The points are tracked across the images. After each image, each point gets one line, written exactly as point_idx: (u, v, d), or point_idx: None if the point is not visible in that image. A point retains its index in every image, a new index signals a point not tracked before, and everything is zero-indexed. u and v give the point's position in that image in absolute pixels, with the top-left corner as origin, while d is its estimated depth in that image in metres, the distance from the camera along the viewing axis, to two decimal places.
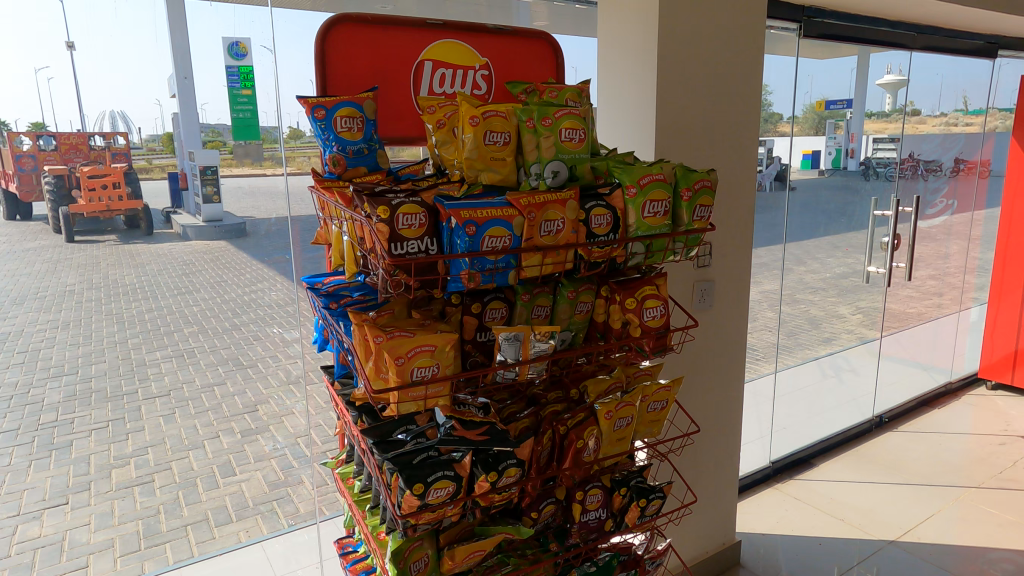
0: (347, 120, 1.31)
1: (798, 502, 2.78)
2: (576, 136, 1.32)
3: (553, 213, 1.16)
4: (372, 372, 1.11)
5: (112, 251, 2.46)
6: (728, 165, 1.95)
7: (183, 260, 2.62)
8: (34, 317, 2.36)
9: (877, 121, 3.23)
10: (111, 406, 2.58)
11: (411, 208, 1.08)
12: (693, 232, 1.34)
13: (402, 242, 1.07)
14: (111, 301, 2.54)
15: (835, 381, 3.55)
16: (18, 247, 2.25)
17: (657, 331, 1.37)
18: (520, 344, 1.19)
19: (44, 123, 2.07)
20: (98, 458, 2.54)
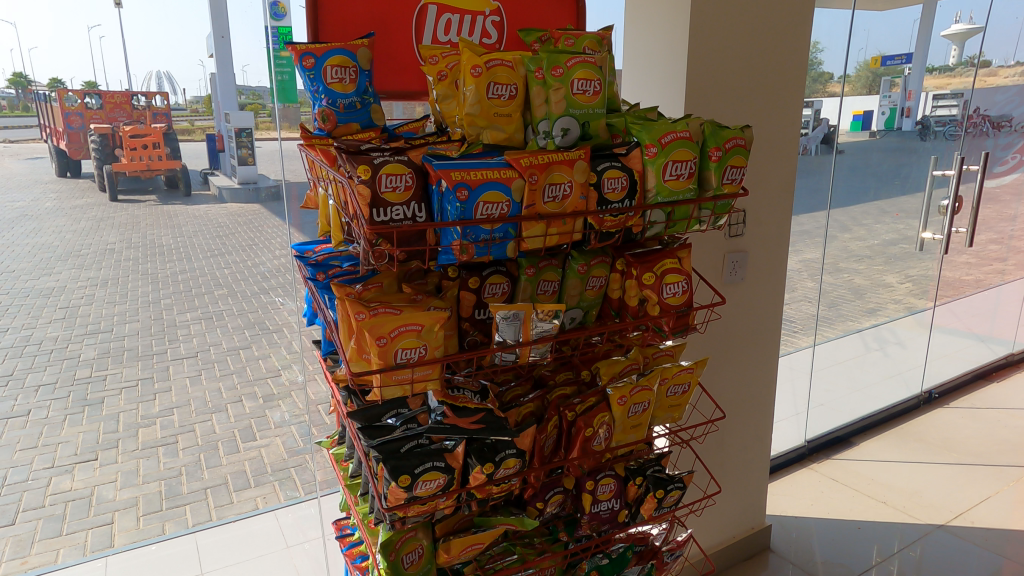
0: (338, 70, 1.17)
1: (835, 484, 2.63)
2: (591, 88, 1.16)
3: (558, 176, 1.02)
4: (354, 353, 0.99)
5: (154, 212, 2.61)
6: (766, 122, 1.76)
7: (222, 224, 2.63)
8: (76, 274, 2.44)
9: (939, 77, 2.94)
10: (142, 364, 2.63)
11: (397, 168, 0.94)
12: (722, 198, 1.18)
13: (386, 207, 0.93)
14: (148, 261, 2.61)
15: (880, 355, 3.17)
16: (65, 203, 2.40)
17: (678, 309, 1.23)
18: (521, 324, 1.07)
19: (97, 82, 2.14)
20: (126, 416, 2.53)
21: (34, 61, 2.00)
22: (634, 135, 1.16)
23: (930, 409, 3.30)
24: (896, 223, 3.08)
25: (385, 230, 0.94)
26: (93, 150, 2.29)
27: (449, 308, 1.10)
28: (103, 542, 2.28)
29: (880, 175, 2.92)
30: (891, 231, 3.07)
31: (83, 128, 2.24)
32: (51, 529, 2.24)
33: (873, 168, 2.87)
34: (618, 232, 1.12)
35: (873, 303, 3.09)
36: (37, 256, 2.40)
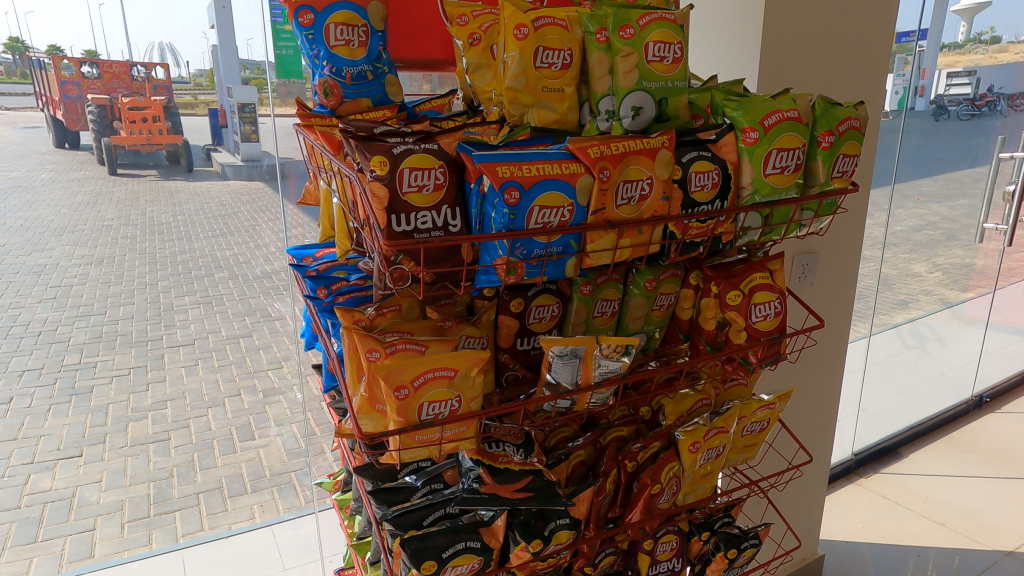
0: (344, 28, 0.91)
1: (888, 503, 2.39)
2: (670, 54, 0.89)
3: (636, 170, 0.77)
4: (365, 404, 0.75)
5: (156, 187, 2.28)
6: (848, 92, 1.41)
7: (222, 200, 2.25)
8: (71, 250, 2.12)
9: (949, 55, 2.48)
10: (135, 351, 2.26)
11: (423, 160, 0.70)
12: (829, 195, 0.93)
13: (409, 213, 0.68)
14: (146, 240, 2.24)
15: (921, 353, 2.93)
16: (62, 177, 2.08)
17: (769, 336, 0.98)
18: (581, 364, 0.82)
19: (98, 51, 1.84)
20: (114, 409, 2.17)
21: (31, 28, 1.75)
22: (725, 116, 0.90)
23: (982, 414, 3.07)
24: (914, 209, 2.65)
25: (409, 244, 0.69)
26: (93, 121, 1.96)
27: (485, 338, 0.86)
28: (81, 552, 1.97)
29: (936, 159, 2.65)
30: (911, 216, 2.65)
31: (82, 98, 1.92)
32: (25, 535, 1.94)
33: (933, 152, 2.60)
34: (703, 241, 0.86)
35: (903, 295, 2.80)
36: (28, 228, 2.03)
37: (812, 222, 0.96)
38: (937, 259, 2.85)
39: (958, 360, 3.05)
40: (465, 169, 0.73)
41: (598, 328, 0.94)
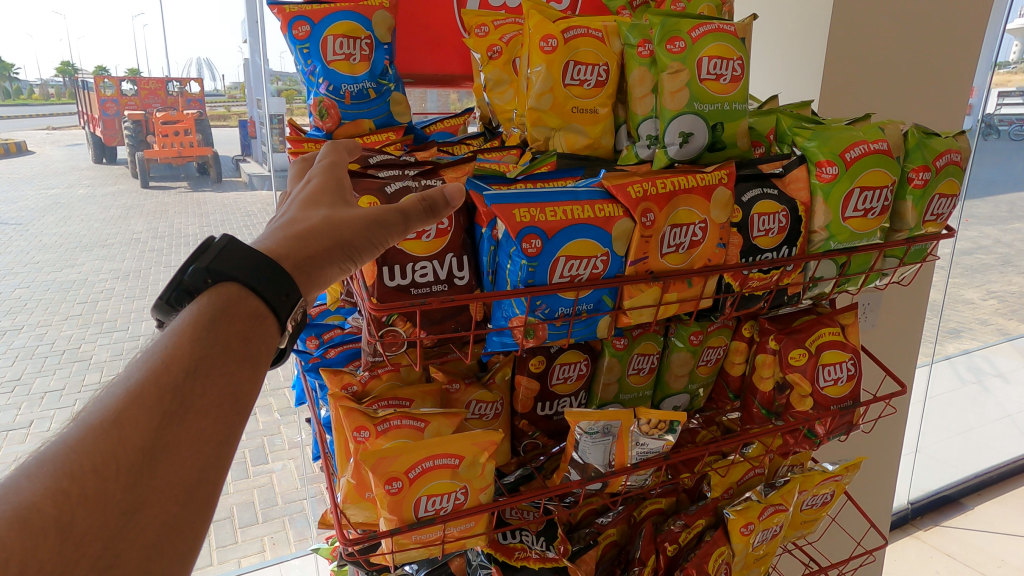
0: (344, 41, 0.78)
1: (953, 563, 2.03)
2: (729, 71, 0.74)
3: (686, 213, 0.62)
4: (352, 493, 0.63)
5: (183, 198, 1.46)
6: (919, 112, 1.23)
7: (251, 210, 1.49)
8: (99, 263, 1.41)
9: None
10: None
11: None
12: (918, 241, 0.80)
13: (405, 264, 0.55)
14: (173, 253, 1.45)
15: (978, 389, 2.64)
16: (99, 191, 1.43)
17: (841, 404, 0.82)
18: (615, 442, 0.68)
19: (141, 68, 1.28)
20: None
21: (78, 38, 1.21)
22: (796, 146, 0.75)
23: None
24: (964, 230, 2.46)
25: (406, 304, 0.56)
26: (126, 136, 1.36)
27: (498, 403, 0.73)
28: None
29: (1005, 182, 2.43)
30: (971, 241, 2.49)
31: (121, 115, 1.33)
32: None
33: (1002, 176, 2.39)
34: (766, 293, 0.71)
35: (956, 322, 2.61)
36: (59, 244, 1.40)
37: (896, 270, 0.82)
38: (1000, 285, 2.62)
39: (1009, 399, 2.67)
40: (474, 210, 0.60)
41: (633, 388, 0.79)
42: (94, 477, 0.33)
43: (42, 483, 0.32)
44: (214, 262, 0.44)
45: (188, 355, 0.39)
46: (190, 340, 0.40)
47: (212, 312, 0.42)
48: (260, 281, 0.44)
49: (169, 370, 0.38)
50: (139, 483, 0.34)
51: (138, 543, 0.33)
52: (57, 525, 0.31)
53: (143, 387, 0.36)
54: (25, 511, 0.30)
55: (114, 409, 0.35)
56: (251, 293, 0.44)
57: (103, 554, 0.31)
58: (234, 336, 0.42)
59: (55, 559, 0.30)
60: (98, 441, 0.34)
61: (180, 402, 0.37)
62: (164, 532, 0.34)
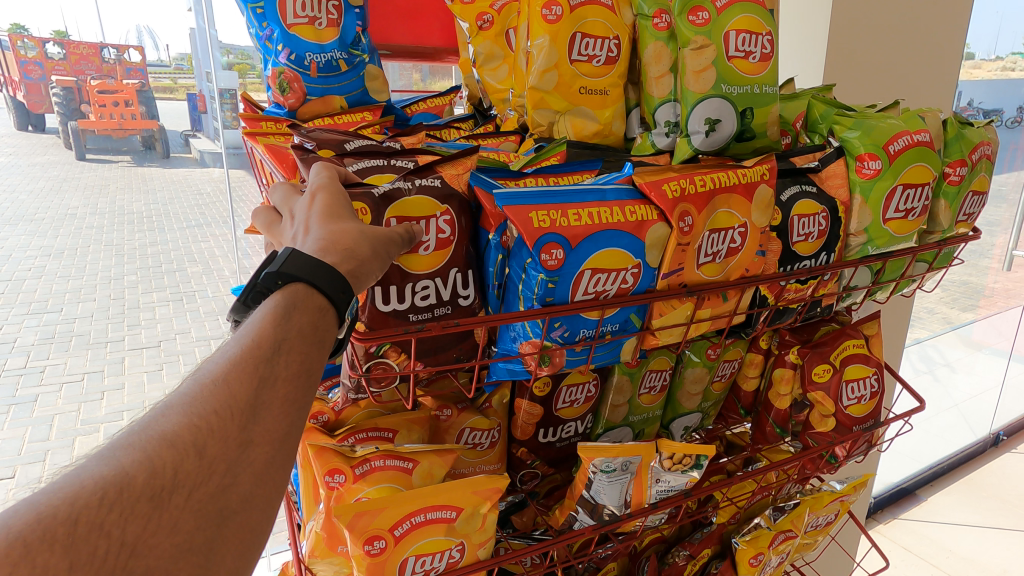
0: (307, 1, 0.65)
1: (912, 557, 1.94)
2: (758, 48, 0.64)
3: (724, 217, 0.53)
4: (321, 544, 0.51)
5: (128, 172, 1.29)
6: (911, 97, 1.14)
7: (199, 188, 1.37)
8: (25, 238, 1.20)
9: (1003, 65, 2.23)
10: (93, 354, 1.22)
11: (421, 205, 0.46)
12: (950, 244, 0.72)
13: (403, 283, 0.45)
14: (115, 230, 1.28)
15: (930, 379, 2.60)
16: (24, 162, 1.19)
17: (864, 425, 0.75)
18: (632, 480, 0.60)
19: (69, 31, 1.10)
20: (61, 422, 1.16)
21: None
22: (832, 136, 0.66)
23: (999, 454, 2.51)
24: None
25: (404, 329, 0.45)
26: (55, 104, 1.15)
27: (496, 431, 0.62)
28: None
29: None
30: None
31: (47, 80, 1.12)
32: None
33: None
34: (800, 305, 0.63)
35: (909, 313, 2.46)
36: None
37: (924, 276, 0.75)
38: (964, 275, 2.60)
39: (955, 389, 2.62)
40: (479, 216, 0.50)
41: (642, 408, 0.70)
42: (217, 421, 0.29)
43: (174, 418, 0.29)
44: (283, 256, 0.36)
45: (276, 332, 0.33)
46: (278, 318, 0.34)
47: (285, 304, 0.35)
48: (326, 275, 0.36)
49: (266, 335, 0.33)
50: (253, 427, 0.30)
51: (250, 475, 0.30)
52: (189, 452, 0.28)
53: (249, 344, 0.32)
54: (160, 446, 0.28)
55: (223, 367, 0.31)
56: (316, 286, 0.36)
57: (224, 484, 0.29)
58: (311, 323, 0.35)
59: (193, 476, 0.28)
60: (215, 391, 0.30)
61: (280, 364, 0.32)
62: (269, 477, 0.30)
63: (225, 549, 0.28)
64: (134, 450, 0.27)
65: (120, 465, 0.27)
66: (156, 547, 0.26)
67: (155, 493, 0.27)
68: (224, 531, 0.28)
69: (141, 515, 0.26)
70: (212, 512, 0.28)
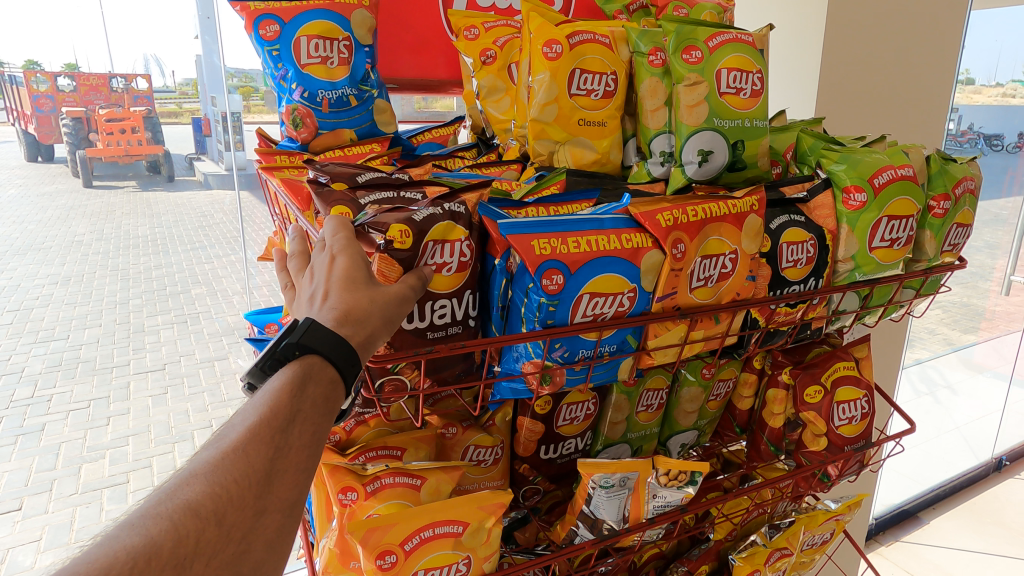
0: (320, 42, 0.69)
1: None
2: (748, 85, 0.68)
3: (715, 244, 0.56)
4: (334, 561, 0.54)
5: (132, 198, 1.59)
6: (900, 127, 1.18)
7: (204, 210, 1.66)
8: (33, 267, 1.43)
9: (1001, 91, 2.28)
10: (99, 379, 1.35)
11: (449, 229, 0.50)
12: (936, 272, 0.75)
13: (424, 302, 0.48)
14: (121, 255, 1.53)
15: (930, 401, 2.62)
16: (34, 194, 1.41)
17: (856, 444, 0.77)
18: (630, 496, 0.62)
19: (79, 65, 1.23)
20: (67, 450, 1.23)
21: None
22: (820, 168, 0.70)
23: (1002, 479, 2.47)
24: None
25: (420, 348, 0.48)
26: (65, 135, 1.32)
27: (498, 448, 0.65)
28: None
29: None
30: None
31: (58, 113, 1.27)
32: None
33: None
34: (790, 328, 0.66)
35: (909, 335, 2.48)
36: None
37: (912, 302, 0.78)
38: (963, 297, 2.62)
39: (956, 411, 2.64)
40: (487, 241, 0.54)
41: (640, 426, 0.72)
42: (235, 490, 0.31)
43: (197, 488, 0.30)
44: (302, 330, 0.39)
45: (292, 404, 0.36)
46: (292, 390, 0.36)
47: (299, 374, 0.37)
48: (339, 347, 0.39)
49: (280, 409, 0.35)
50: (265, 499, 0.32)
51: (262, 544, 0.31)
52: (210, 521, 0.30)
53: (265, 417, 0.34)
54: (186, 515, 0.29)
55: (241, 438, 0.33)
56: (331, 361, 0.38)
57: (237, 555, 0.30)
58: (323, 395, 0.38)
59: (212, 544, 0.29)
60: (234, 461, 0.32)
61: (293, 436, 0.35)
62: (279, 548, 0.32)
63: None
64: (162, 520, 0.28)
65: (151, 534, 0.28)
66: None
67: (179, 561, 0.28)
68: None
69: None
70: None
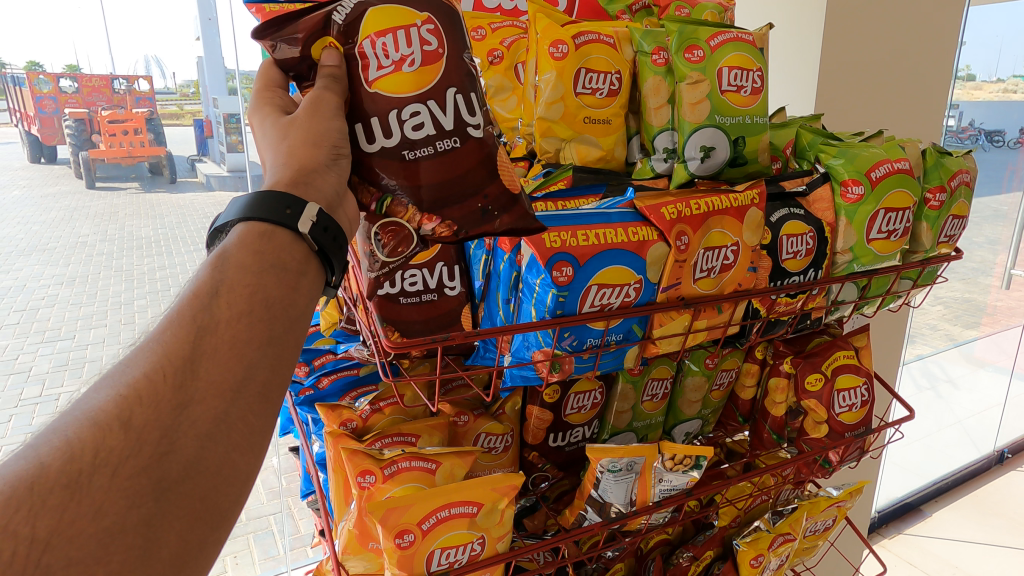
0: None
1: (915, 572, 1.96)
2: (749, 83, 0.70)
3: (718, 236, 0.58)
4: (354, 542, 0.57)
5: (137, 199, 1.31)
6: (898, 121, 1.20)
7: (210, 213, 1.35)
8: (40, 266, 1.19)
9: (1002, 86, 2.28)
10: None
11: (395, 15, 0.46)
12: (932, 263, 0.77)
13: (387, 113, 0.46)
14: (125, 256, 1.27)
15: (933, 395, 2.61)
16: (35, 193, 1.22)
17: (856, 432, 0.80)
18: (637, 479, 0.64)
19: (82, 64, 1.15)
20: None
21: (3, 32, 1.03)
22: (818, 163, 0.72)
23: (1003, 472, 2.51)
24: None
25: (407, 191, 0.47)
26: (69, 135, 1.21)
27: (509, 436, 0.67)
28: None
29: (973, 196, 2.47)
30: None
31: (61, 114, 1.18)
32: None
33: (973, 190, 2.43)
34: (791, 318, 0.68)
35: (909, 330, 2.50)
36: None
37: (909, 292, 0.80)
38: (968, 293, 2.63)
39: (960, 406, 2.65)
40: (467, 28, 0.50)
41: (646, 415, 0.74)
42: (145, 387, 0.32)
43: (103, 396, 0.32)
44: (224, 212, 0.41)
45: (212, 281, 0.37)
46: (214, 269, 0.37)
47: (224, 251, 0.39)
48: (264, 206, 0.40)
49: (200, 289, 0.36)
50: (184, 388, 0.33)
51: (192, 436, 0.32)
52: (114, 425, 0.31)
53: (180, 306, 0.36)
54: (84, 427, 0.31)
55: (155, 334, 0.35)
56: (254, 219, 0.40)
57: (155, 454, 0.31)
58: (253, 257, 0.38)
59: (116, 452, 0.30)
60: (146, 360, 0.34)
61: (216, 313, 0.36)
62: (217, 431, 0.33)
63: (168, 516, 0.31)
64: (58, 436, 0.30)
65: (39, 456, 0.29)
66: (83, 530, 0.28)
67: (72, 479, 0.29)
68: (160, 502, 0.31)
69: (59, 499, 0.28)
70: (144, 485, 0.30)
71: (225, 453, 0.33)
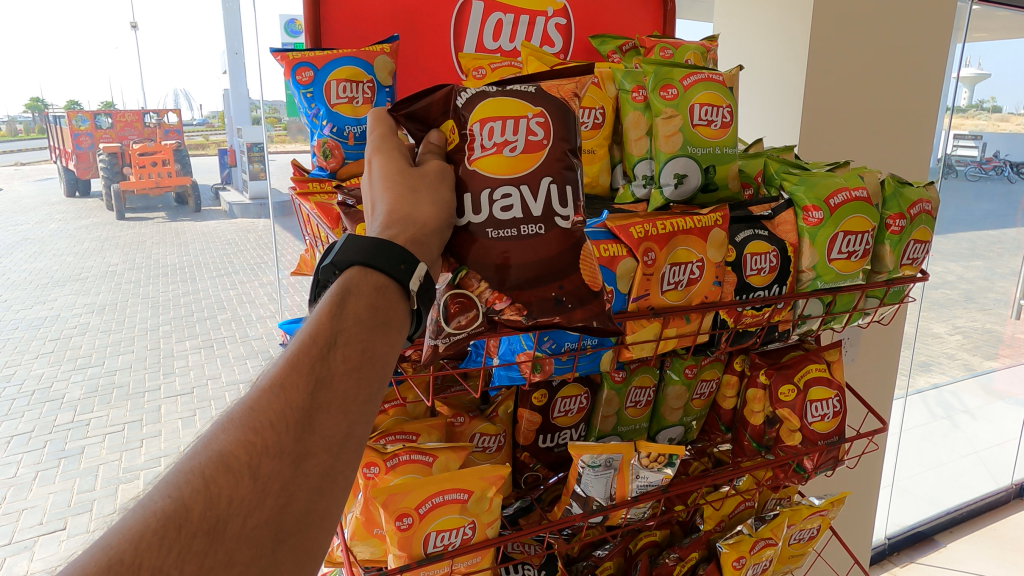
0: (347, 85, 0.80)
1: None
2: (719, 118, 0.78)
3: (684, 253, 0.65)
4: (360, 529, 0.63)
5: (162, 229, 2.64)
6: (883, 162, 1.28)
7: (229, 238, 2.65)
8: (73, 299, 2.27)
9: (1002, 115, 2.33)
10: (132, 403, 1.96)
11: (516, 109, 0.58)
12: (896, 283, 0.83)
13: (483, 189, 0.55)
14: (150, 283, 2.43)
15: (948, 425, 2.61)
16: (68, 230, 2.41)
17: (828, 440, 0.85)
18: (615, 475, 0.71)
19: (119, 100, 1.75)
20: (106, 472, 1.72)
21: None
22: (783, 190, 0.79)
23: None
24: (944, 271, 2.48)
25: (480, 264, 0.55)
26: (103, 166, 2.51)
27: (501, 436, 0.75)
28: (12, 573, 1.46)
29: (984, 225, 2.49)
30: (958, 286, 2.51)
31: (91, 149, 2.40)
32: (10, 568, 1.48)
33: (979, 218, 2.45)
34: (758, 329, 0.75)
35: (925, 356, 2.54)
36: (32, 281, 2.24)
37: (877, 310, 0.86)
38: (984, 322, 2.64)
39: (978, 436, 2.63)
40: (579, 128, 0.61)
41: (630, 420, 0.81)
42: (271, 436, 0.37)
43: (231, 438, 0.36)
44: (338, 251, 0.46)
45: (331, 328, 0.42)
46: (331, 316, 0.42)
47: (341, 291, 0.44)
48: (378, 258, 0.46)
49: (320, 335, 0.41)
50: (304, 440, 0.37)
51: (306, 488, 0.36)
52: (245, 474, 0.35)
53: (300, 352, 0.40)
54: (219, 472, 0.34)
55: (279, 376, 0.39)
56: (370, 267, 0.46)
57: (278, 505, 0.35)
58: (364, 308, 0.44)
59: (246, 501, 0.34)
60: (273, 406, 0.38)
61: (333, 364, 0.41)
62: (326, 485, 0.38)
63: (280, 565, 0.34)
64: (195, 477, 0.34)
65: (181, 499, 0.33)
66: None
67: (210, 525, 0.33)
68: (277, 552, 0.34)
69: (199, 545, 0.32)
70: (265, 535, 0.34)
71: (331, 506, 0.38)
